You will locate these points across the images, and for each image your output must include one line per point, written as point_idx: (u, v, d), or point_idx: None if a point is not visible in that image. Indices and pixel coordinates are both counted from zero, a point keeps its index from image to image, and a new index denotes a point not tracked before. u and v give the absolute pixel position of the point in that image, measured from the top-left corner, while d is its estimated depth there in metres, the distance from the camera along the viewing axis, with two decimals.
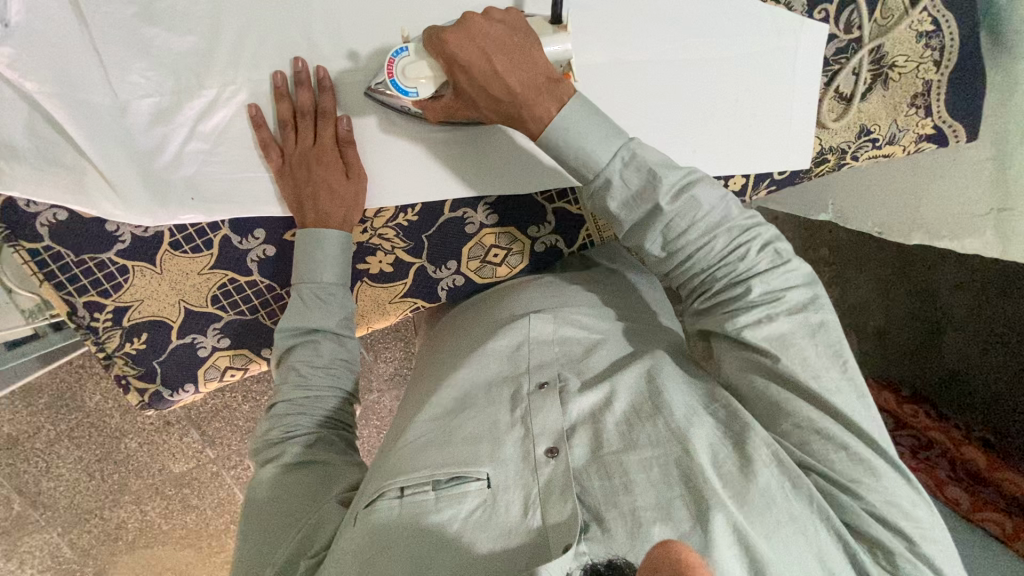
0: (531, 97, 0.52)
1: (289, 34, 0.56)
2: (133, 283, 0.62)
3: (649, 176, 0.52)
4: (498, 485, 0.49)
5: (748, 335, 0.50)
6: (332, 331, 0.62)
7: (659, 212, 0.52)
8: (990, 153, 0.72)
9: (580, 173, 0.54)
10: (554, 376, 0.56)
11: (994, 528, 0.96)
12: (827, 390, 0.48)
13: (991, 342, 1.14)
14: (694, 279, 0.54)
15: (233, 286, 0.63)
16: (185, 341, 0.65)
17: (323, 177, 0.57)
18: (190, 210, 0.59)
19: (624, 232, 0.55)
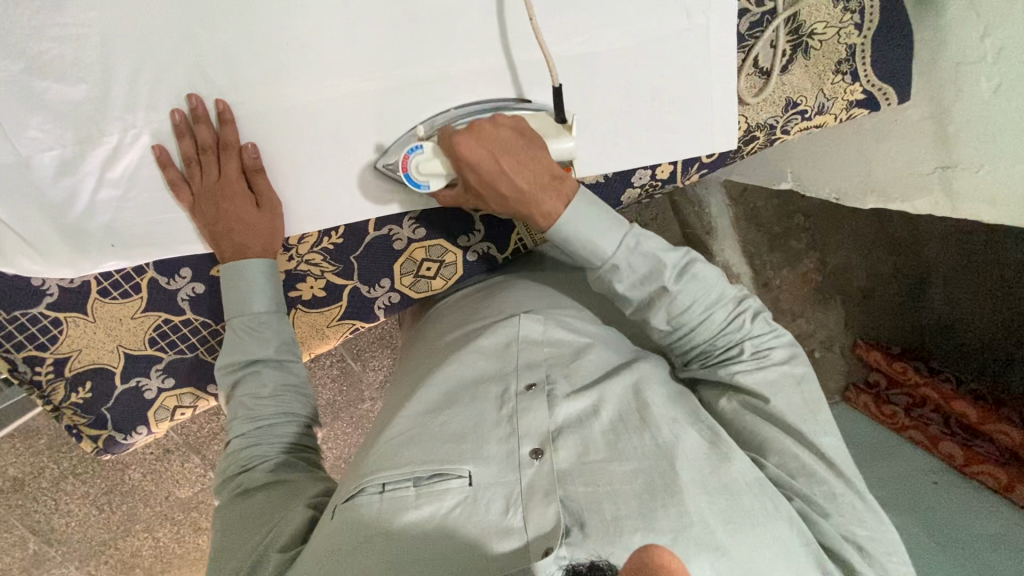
0: (545, 193, 0.55)
1: (184, 71, 0.55)
2: (69, 334, 0.62)
3: (643, 271, 0.58)
4: (479, 484, 0.50)
5: (743, 385, 0.57)
6: (272, 359, 0.61)
7: (669, 293, 0.58)
8: (928, 111, 0.69)
9: (588, 262, 0.58)
10: (542, 378, 0.59)
11: (988, 480, 0.96)
12: (794, 419, 0.55)
13: (984, 294, 1.10)
14: (694, 346, 0.61)
15: (168, 327, 0.64)
16: (129, 386, 0.65)
17: (236, 212, 0.57)
18: (113, 258, 0.59)
19: (631, 309, 0.61)
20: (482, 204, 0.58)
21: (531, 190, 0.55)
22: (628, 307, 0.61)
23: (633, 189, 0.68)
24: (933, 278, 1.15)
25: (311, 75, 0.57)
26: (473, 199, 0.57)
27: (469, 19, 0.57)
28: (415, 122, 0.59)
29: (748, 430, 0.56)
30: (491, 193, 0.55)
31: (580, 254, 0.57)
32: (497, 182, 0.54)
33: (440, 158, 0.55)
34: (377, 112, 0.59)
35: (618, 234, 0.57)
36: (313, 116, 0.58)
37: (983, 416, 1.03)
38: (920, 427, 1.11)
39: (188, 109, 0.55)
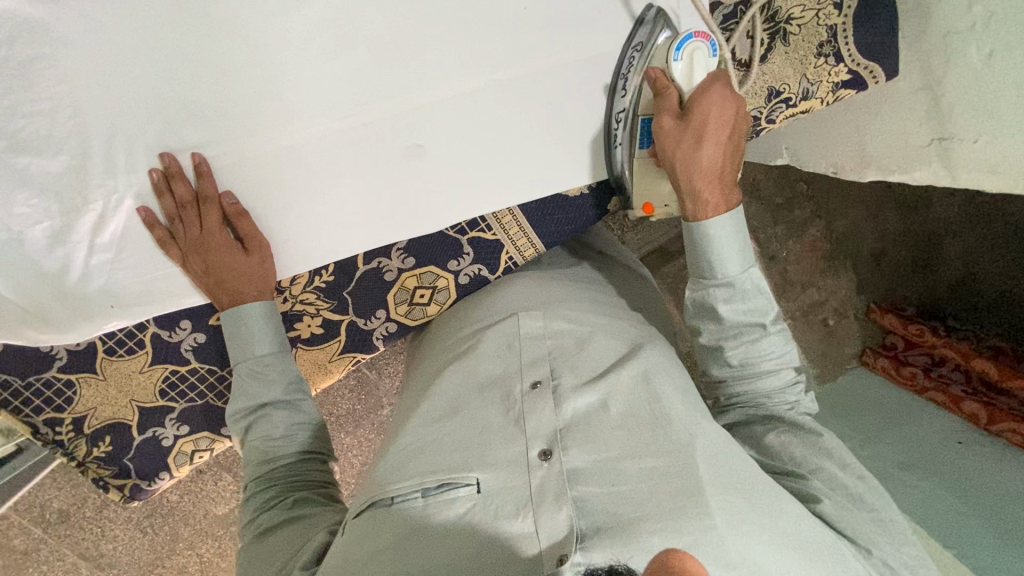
0: (711, 184, 0.57)
1: (158, 129, 0.55)
2: (83, 394, 0.64)
3: (752, 302, 0.58)
4: (488, 491, 0.47)
5: (800, 422, 0.58)
6: (280, 400, 0.61)
7: (766, 335, 0.59)
8: (920, 83, 0.66)
9: (700, 269, 0.59)
10: (546, 374, 0.55)
11: (1016, 438, 0.89)
12: (836, 448, 0.56)
13: (1002, 245, 1.09)
14: (751, 392, 0.60)
15: (176, 377, 0.65)
16: (147, 436, 0.67)
17: (223, 262, 0.58)
18: (114, 320, 0.60)
19: (710, 334, 0.60)
20: (669, 150, 0.57)
21: (729, 175, 0.59)
22: (709, 330, 0.60)
23: (617, 198, 0.66)
24: (945, 236, 1.14)
25: (285, 118, 0.57)
26: (679, 133, 0.56)
27: (437, 46, 0.57)
28: (394, 154, 0.59)
29: (799, 459, 0.55)
30: (694, 145, 0.56)
31: (703, 258, 0.58)
32: (716, 123, 0.56)
33: (701, 77, 0.57)
34: (356, 147, 0.59)
35: (743, 263, 0.58)
36: (294, 158, 0.58)
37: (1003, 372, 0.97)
38: (940, 388, 1.04)
39: (162, 167, 0.56)
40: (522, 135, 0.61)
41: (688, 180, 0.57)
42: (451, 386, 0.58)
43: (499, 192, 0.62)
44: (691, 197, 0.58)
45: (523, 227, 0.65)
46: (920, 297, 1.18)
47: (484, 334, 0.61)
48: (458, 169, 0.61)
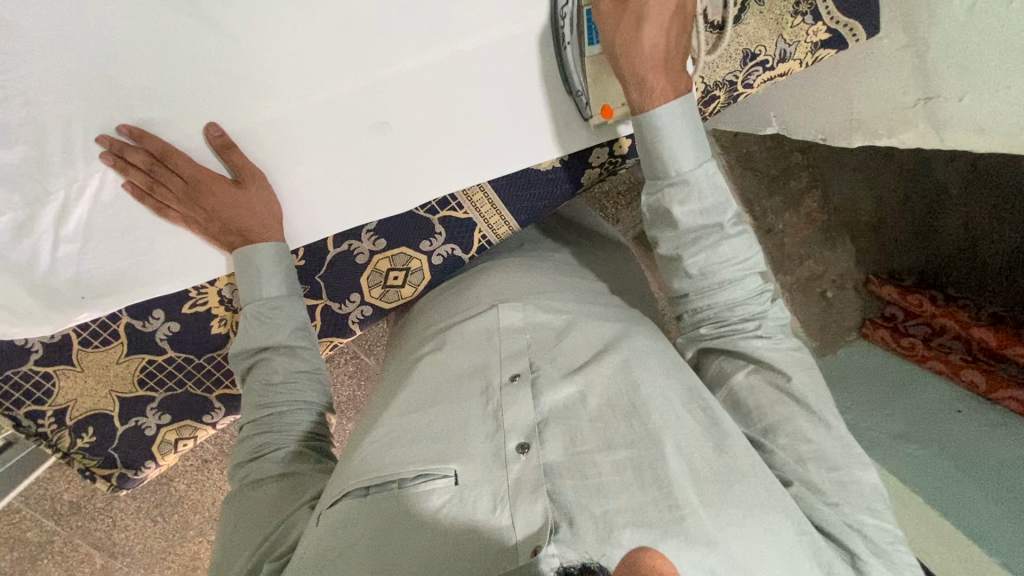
0: (659, 72, 0.54)
1: (115, 113, 0.54)
2: (61, 386, 0.64)
3: (707, 200, 0.55)
4: (466, 484, 0.46)
5: (766, 359, 0.54)
6: (284, 344, 0.58)
7: (722, 234, 0.55)
8: (905, 39, 0.63)
9: (654, 173, 0.56)
10: (526, 367, 0.53)
11: (1015, 405, 0.87)
12: (806, 394, 0.53)
13: (1002, 206, 1.03)
14: (713, 306, 0.57)
15: (154, 366, 0.65)
16: (130, 426, 0.68)
17: (224, 200, 0.56)
18: (82, 309, 0.60)
19: (667, 240, 0.57)
20: (611, 33, 0.54)
21: (676, 59, 0.55)
22: (666, 238, 0.57)
23: (592, 168, 0.65)
24: (945, 201, 1.09)
25: (243, 100, 0.55)
26: (621, 13, 0.53)
27: (393, 21, 0.55)
28: (357, 132, 0.58)
29: (764, 406, 0.53)
30: (634, 28, 0.53)
31: (653, 153, 0.55)
32: (656, 12, 0.52)
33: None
34: (319, 128, 0.58)
35: (705, 174, 0.55)
36: (257, 140, 0.57)
37: (1002, 340, 0.93)
38: (939, 355, 1.01)
39: (110, 149, 0.54)
40: (488, 109, 0.59)
41: (633, 68, 0.54)
42: (428, 376, 0.57)
43: (466, 168, 0.61)
44: (638, 86, 0.54)
45: (495, 206, 0.64)
46: (919, 263, 1.14)
47: (467, 322, 0.61)
48: (423, 146, 0.59)
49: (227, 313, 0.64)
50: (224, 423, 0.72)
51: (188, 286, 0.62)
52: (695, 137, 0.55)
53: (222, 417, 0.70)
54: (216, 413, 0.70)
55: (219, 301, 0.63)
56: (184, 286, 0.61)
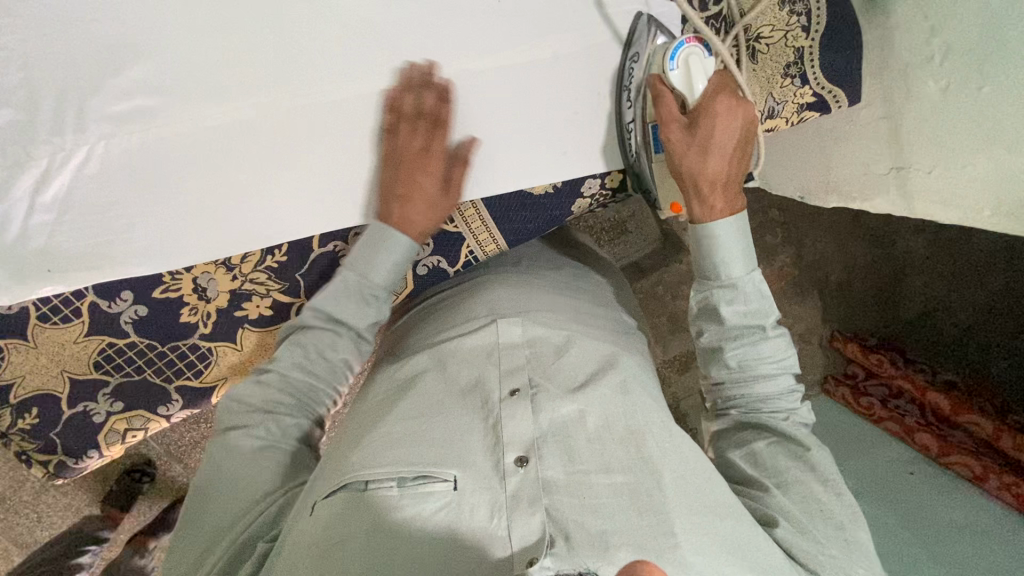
0: (718, 194, 0.60)
1: (115, 89, 0.54)
2: (11, 360, 0.61)
3: (752, 306, 0.60)
4: (465, 489, 0.46)
5: (789, 436, 0.57)
6: (307, 339, 0.61)
7: (762, 334, 0.60)
8: (882, 111, 0.67)
9: (704, 267, 0.62)
10: (525, 383, 0.54)
11: (963, 470, 0.92)
12: (823, 464, 0.55)
13: (962, 278, 1.09)
14: (747, 395, 0.61)
15: (113, 350, 0.62)
16: (77, 410, 0.64)
17: None
18: (51, 283, 0.58)
19: (712, 334, 0.62)
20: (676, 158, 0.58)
21: (734, 182, 0.61)
22: (709, 331, 0.62)
23: (582, 199, 0.65)
24: (907, 271, 1.14)
25: (244, 91, 0.56)
26: (688, 140, 0.57)
27: (404, 37, 0.57)
28: (356, 136, 0.59)
29: (780, 470, 0.55)
30: (700, 156, 0.58)
31: (710, 254, 0.61)
32: (719, 148, 0.58)
33: (705, 83, 0.58)
34: (316, 127, 0.58)
35: (746, 267, 0.61)
36: (252, 131, 0.57)
37: (956, 407, 0.98)
38: (894, 417, 1.05)
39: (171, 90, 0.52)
40: (486, 128, 0.61)
41: (696, 188, 0.59)
42: (425, 387, 0.57)
43: None
44: (698, 203, 0.60)
45: (485, 223, 0.64)
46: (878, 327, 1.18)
47: (467, 335, 0.61)
48: None
49: (198, 302, 0.62)
50: (179, 416, 0.69)
51: (161, 271, 0.60)
52: (743, 245, 0.61)
53: (178, 409, 0.67)
54: (172, 405, 0.67)
55: (192, 288, 0.61)
56: (158, 270, 0.59)
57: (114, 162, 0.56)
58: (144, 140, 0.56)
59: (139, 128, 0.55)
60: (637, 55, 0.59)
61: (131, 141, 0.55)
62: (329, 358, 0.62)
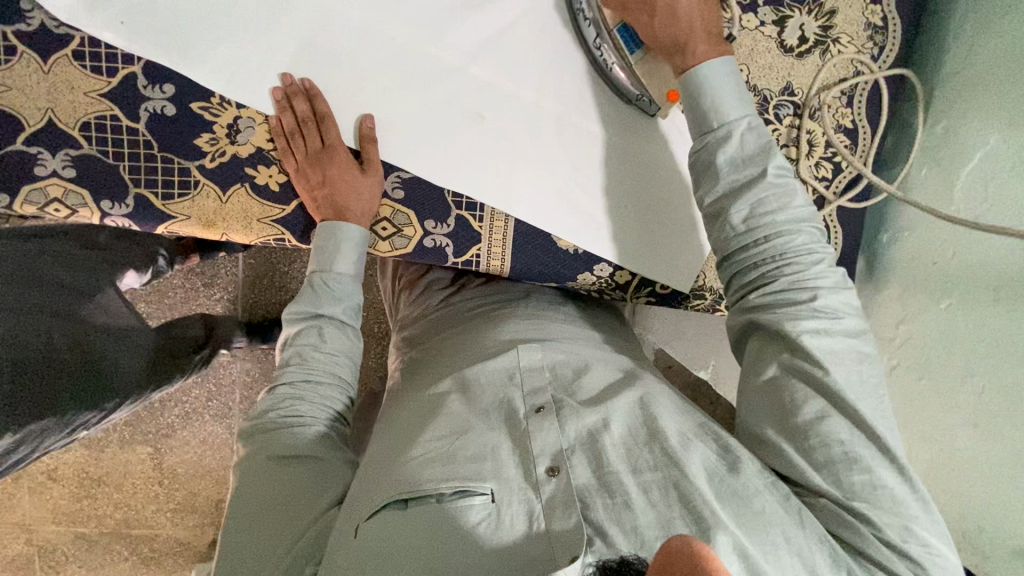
0: (700, 37, 0.62)
1: None
2: (13, 68, 0.58)
3: (749, 150, 0.61)
4: (501, 500, 0.54)
5: (805, 349, 0.57)
6: (337, 317, 0.73)
7: (762, 180, 0.60)
8: None
9: (703, 119, 0.62)
10: (549, 402, 0.62)
11: None
12: (840, 386, 0.55)
13: None
14: (763, 253, 0.61)
15: (111, 123, 0.60)
16: (27, 151, 0.59)
17: (343, 173, 0.62)
18: (114, 32, 0.57)
19: (710, 198, 0.62)
20: (645, 22, 0.62)
21: (711, 25, 0.63)
22: (707, 191, 0.62)
23: (590, 275, 0.70)
24: None
25: (389, 15, 0.62)
26: (646, 4, 0.61)
27: (534, 64, 0.65)
28: (454, 107, 0.64)
29: (797, 402, 0.56)
30: (666, 14, 0.61)
31: (701, 107, 0.62)
32: (684, 7, 0.61)
33: None
34: (426, 77, 0.63)
35: (739, 109, 0.62)
36: (377, 45, 0.62)
37: None
38: None
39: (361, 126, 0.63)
40: (554, 169, 0.67)
41: (676, 41, 0.62)
42: (452, 407, 0.63)
43: (506, 193, 0.66)
44: (683, 53, 0.63)
45: (506, 239, 0.68)
46: None
47: (491, 358, 0.69)
48: (489, 154, 0.65)
49: (223, 137, 0.61)
50: (112, 223, 0.63)
51: (215, 91, 0.60)
52: (736, 90, 0.62)
53: (119, 214, 0.62)
54: (118, 206, 0.62)
55: (228, 123, 0.61)
56: (217, 90, 0.60)
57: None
58: None
59: None
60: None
61: None
62: (334, 362, 0.71)
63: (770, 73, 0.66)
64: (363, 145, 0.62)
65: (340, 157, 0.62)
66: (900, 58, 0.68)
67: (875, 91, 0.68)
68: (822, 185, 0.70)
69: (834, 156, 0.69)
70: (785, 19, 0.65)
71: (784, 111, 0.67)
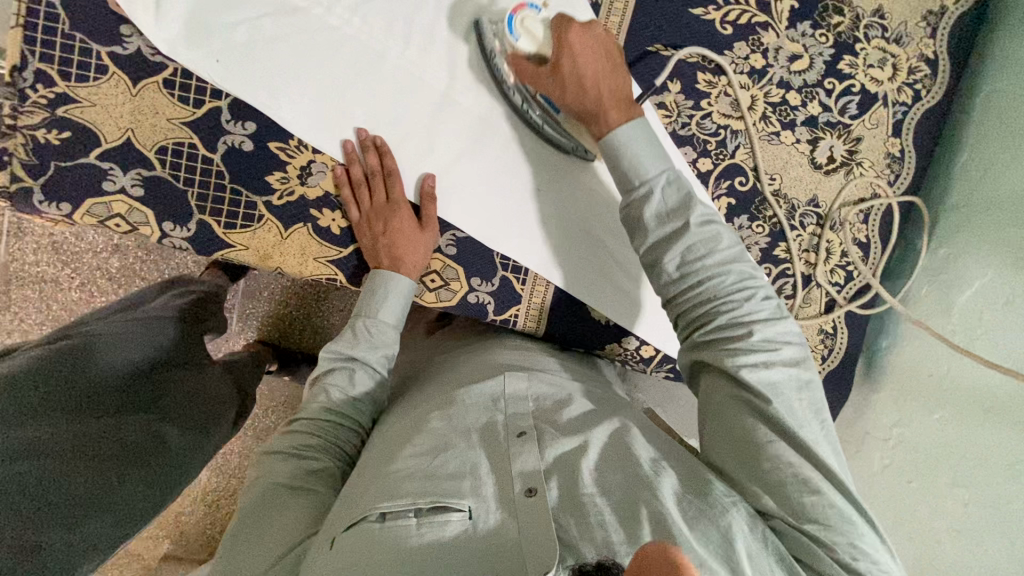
0: (614, 106, 0.62)
1: (390, 10, 0.62)
2: (100, 86, 0.59)
3: (672, 204, 0.62)
4: (478, 517, 0.53)
5: (743, 380, 0.58)
6: (370, 363, 0.72)
7: (686, 231, 0.61)
8: None
9: (625, 178, 0.63)
10: (530, 428, 0.62)
11: None
12: (801, 436, 0.56)
13: None
14: (698, 304, 0.62)
15: (187, 151, 0.61)
16: (99, 164, 0.60)
17: (403, 227, 0.64)
18: (206, 67, 0.59)
19: (644, 249, 0.64)
20: (557, 98, 0.62)
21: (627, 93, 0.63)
22: (647, 251, 0.64)
23: (617, 345, 0.75)
24: None
25: (469, 84, 0.65)
26: (557, 79, 0.61)
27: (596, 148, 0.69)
28: (516, 179, 0.68)
29: (755, 449, 0.56)
30: (575, 88, 0.61)
31: (622, 167, 0.62)
32: (590, 74, 0.60)
33: (547, 27, 0.60)
34: (495, 147, 0.67)
35: (661, 171, 0.62)
36: (454, 111, 0.65)
37: None
38: None
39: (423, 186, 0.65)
40: (593, 244, 0.71)
41: (585, 108, 0.62)
42: (432, 425, 0.63)
43: (552, 262, 0.70)
44: (596, 120, 0.63)
45: (544, 303, 0.71)
46: None
47: (476, 384, 0.69)
48: (541, 224, 0.69)
49: (294, 177, 0.64)
50: (169, 243, 0.64)
51: (295, 134, 0.62)
52: (652, 141, 0.62)
53: (178, 237, 0.63)
54: (178, 228, 0.63)
55: (301, 165, 0.63)
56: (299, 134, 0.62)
57: (339, 42, 0.62)
58: (373, 47, 0.62)
59: (381, 39, 0.62)
60: (501, 55, 0.63)
61: (365, 38, 0.62)
62: (349, 403, 0.70)
63: (799, 185, 0.73)
64: (421, 202, 0.65)
65: (402, 211, 0.64)
66: (912, 186, 0.75)
67: (888, 212, 0.76)
68: (834, 289, 0.76)
69: (847, 265, 0.76)
70: (818, 139, 0.72)
71: (807, 220, 0.74)
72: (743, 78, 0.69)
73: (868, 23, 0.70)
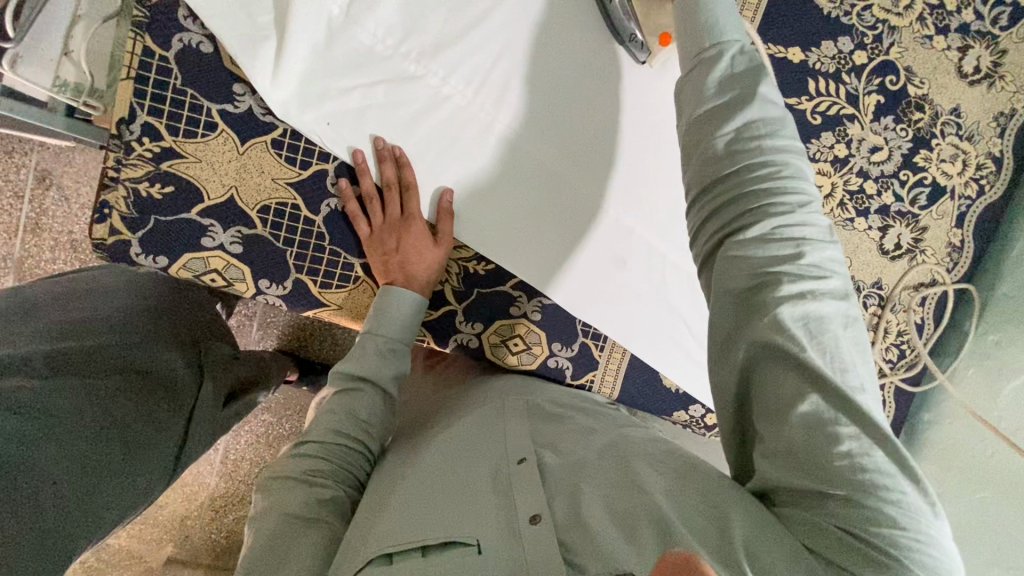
0: None
1: (500, 82, 0.62)
2: (208, 142, 0.58)
3: (740, 72, 0.53)
4: (486, 552, 0.46)
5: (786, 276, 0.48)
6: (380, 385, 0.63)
7: (749, 103, 0.51)
8: None
9: (696, 39, 0.54)
10: (531, 452, 0.55)
11: None
12: (835, 366, 0.46)
13: None
14: (747, 184, 0.50)
15: (290, 212, 0.61)
16: (198, 220, 0.60)
17: (417, 242, 0.61)
18: (316, 130, 0.59)
19: (693, 123, 0.53)
20: None
21: None
22: (694, 121, 0.53)
23: (684, 413, 0.76)
24: None
25: (568, 156, 0.66)
26: None
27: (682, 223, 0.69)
28: (604, 253, 0.68)
29: (790, 402, 0.47)
30: None
31: (691, 28, 0.54)
32: None
33: None
34: (586, 218, 0.67)
35: (739, 39, 0.54)
36: (551, 183, 0.66)
37: None
38: None
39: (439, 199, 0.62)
40: (673, 317, 0.71)
41: None
42: (436, 455, 0.58)
43: (630, 332, 0.70)
44: None
45: (619, 371, 0.73)
46: None
47: (480, 413, 0.63)
48: (623, 294, 0.69)
49: None
50: (262, 300, 0.64)
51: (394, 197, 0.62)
52: (733, 16, 0.54)
53: (274, 294, 0.63)
54: (274, 286, 0.63)
55: None
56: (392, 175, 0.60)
57: (449, 113, 0.62)
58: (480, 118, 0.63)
59: (489, 111, 0.63)
60: None
61: (473, 108, 0.62)
62: (359, 420, 0.61)
63: (867, 267, 0.76)
64: (438, 218, 0.62)
65: (415, 228, 0.61)
66: (968, 274, 0.78)
67: (943, 297, 0.78)
68: (886, 365, 0.79)
69: (902, 343, 0.78)
70: (888, 227, 0.75)
71: (870, 300, 0.77)
72: (825, 165, 0.72)
73: (945, 120, 0.73)
